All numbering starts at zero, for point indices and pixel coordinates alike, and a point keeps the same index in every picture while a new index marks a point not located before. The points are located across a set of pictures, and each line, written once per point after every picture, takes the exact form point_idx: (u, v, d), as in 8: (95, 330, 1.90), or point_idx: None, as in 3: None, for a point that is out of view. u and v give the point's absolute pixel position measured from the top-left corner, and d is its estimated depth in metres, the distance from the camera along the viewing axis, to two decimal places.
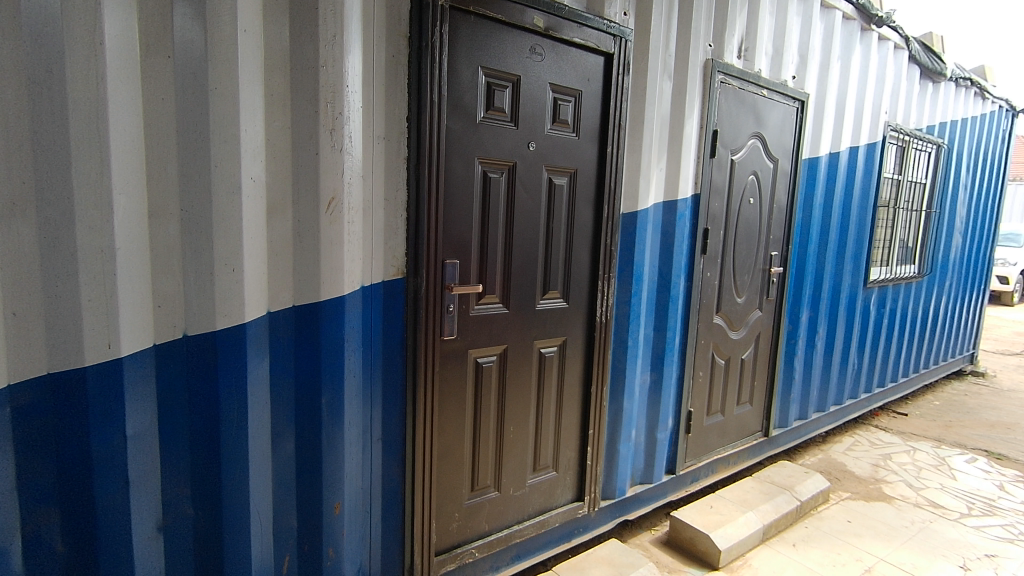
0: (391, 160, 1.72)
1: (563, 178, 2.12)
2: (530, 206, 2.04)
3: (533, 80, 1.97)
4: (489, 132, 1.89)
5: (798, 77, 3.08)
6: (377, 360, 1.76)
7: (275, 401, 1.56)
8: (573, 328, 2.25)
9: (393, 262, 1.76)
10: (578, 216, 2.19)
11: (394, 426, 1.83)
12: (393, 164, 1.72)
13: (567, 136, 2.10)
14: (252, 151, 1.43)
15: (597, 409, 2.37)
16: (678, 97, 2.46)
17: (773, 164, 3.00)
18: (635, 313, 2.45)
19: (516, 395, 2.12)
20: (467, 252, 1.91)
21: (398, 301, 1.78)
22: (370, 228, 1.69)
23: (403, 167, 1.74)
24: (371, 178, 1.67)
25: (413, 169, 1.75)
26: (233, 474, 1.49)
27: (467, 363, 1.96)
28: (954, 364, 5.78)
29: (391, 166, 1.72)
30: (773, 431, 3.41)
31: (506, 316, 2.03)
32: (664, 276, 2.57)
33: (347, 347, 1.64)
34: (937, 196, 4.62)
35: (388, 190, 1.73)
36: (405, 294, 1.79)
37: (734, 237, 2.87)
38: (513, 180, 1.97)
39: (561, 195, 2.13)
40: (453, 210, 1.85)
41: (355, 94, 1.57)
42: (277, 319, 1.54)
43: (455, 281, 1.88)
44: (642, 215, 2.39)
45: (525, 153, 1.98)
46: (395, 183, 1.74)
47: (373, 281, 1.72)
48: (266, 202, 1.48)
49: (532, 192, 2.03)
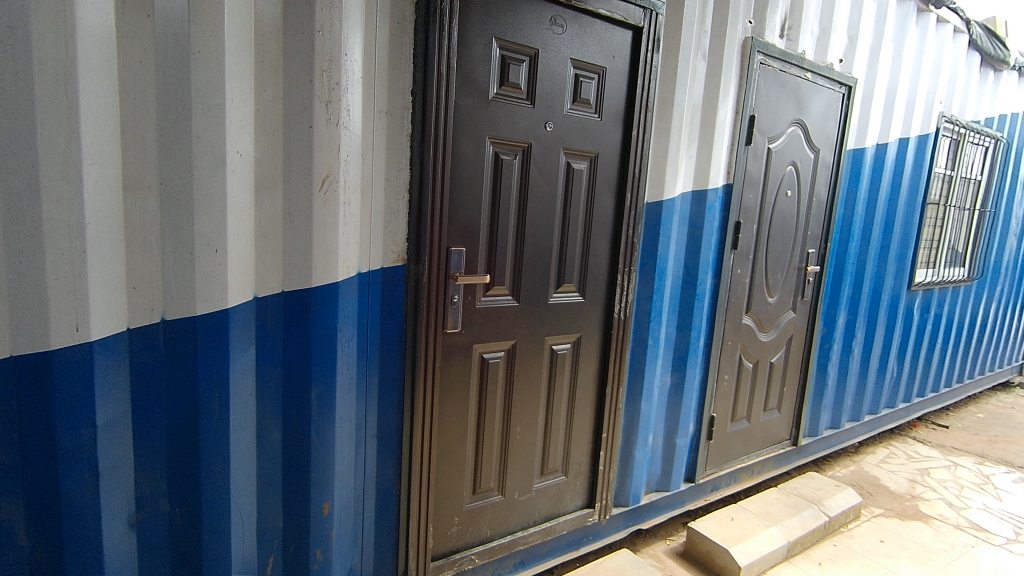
0: (391, 136, 1.58)
1: (583, 163, 1.97)
2: (545, 191, 1.89)
3: (553, 55, 1.82)
4: (502, 109, 1.74)
5: (846, 61, 2.84)
6: (373, 352, 1.64)
7: (261, 393, 1.47)
8: (588, 323, 2.10)
9: (393, 247, 1.63)
10: (599, 204, 2.03)
11: (391, 423, 1.72)
12: (396, 142, 1.59)
13: (588, 116, 1.94)
14: (239, 122, 1.32)
15: (612, 412, 2.23)
16: (712, 78, 2.26)
17: (814, 154, 2.78)
18: (657, 310, 2.28)
19: (524, 395, 1.98)
20: (476, 239, 1.77)
21: (397, 291, 1.66)
22: (367, 210, 1.56)
23: (407, 145, 1.61)
24: (369, 155, 1.54)
25: (417, 147, 1.61)
26: (213, 469, 1.40)
27: (471, 358, 1.83)
28: (1002, 374, 5.43)
29: (392, 145, 1.59)
30: (802, 440, 3.21)
31: (515, 311, 1.89)
32: (691, 272, 2.39)
33: (339, 337, 1.53)
34: (991, 194, 4.30)
35: (390, 170, 1.59)
36: (406, 282, 1.66)
37: (768, 233, 2.67)
38: (528, 163, 1.82)
39: (581, 182, 1.97)
40: (460, 193, 1.71)
41: (354, 63, 1.45)
42: (264, 304, 1.43)
43: (460, 270, 1.74)
44: (668, 205, 2.22)
45: (542, 133, 1.83)
46: (398, 161, 1.60)
47: (371, 266, 1.60)
48: (254, 179, 1.37)
49: (550, 179, 1.89)
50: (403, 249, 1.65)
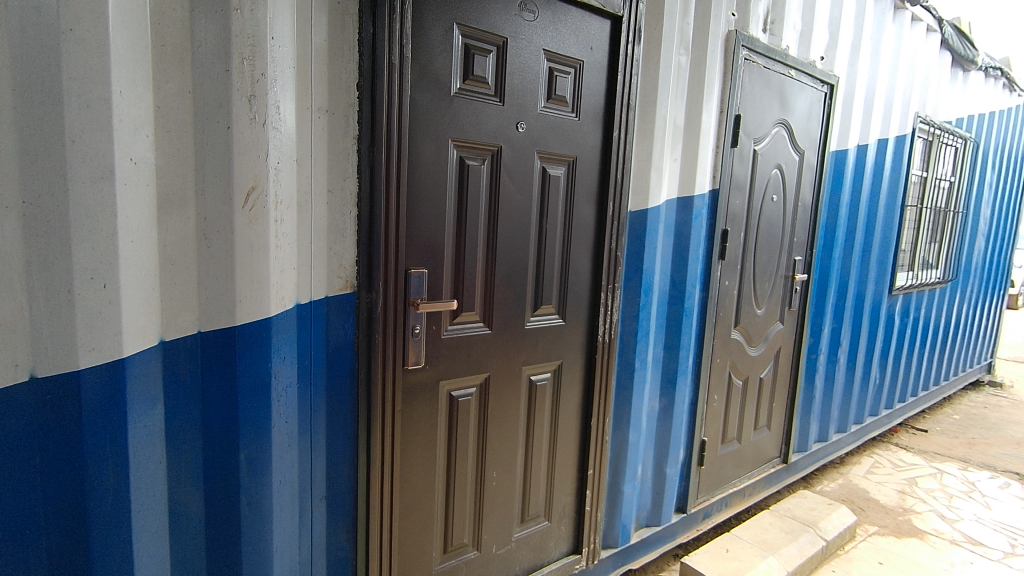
0: (334, 139, 1.30)
1: (560, 168, 1.73)
2: (519, 201, 1.64)
3: (525, 44, 1.58)
4: (467, 108, 1.49)
5: (828, 58, 2.70)
6: (319, 399, 1.36)
7: (173, 460, 1.17)
8: (570, 349, 1.87)
9: (339, 272, 1.35)
10: (578, 215, 1.80)
11: (344, 481, 1.44)
12: (340, 146, 1.31)
13: (565, 116, 1.72)
14: (132, 120, 1.03)
15: (598, 445, 2.00)
16: (696, 73, 2.07)
17: (799, 156, 2.62)
18: (644, 330, 2.06)
19: (500, 435, 1.73)
20: (440, 260, 1.51)
21: (345, 324, 1.38)
22: (305, 228, 1.29)
23: (353, 149, 1.33)
24: (306, 162, 1.26)
25: (366, 151, 1.33)
26: (109, 564, 1.08)
27: (438, 398, 1.56)
28: (972, 374, 5.44)
29: (335, 150, 1.31)
30: (792, 457, 3.05)
31: (487, 340, 1.64)
32: (678, 286, 2.18)
33: (274, 383, 1.26)
34: (962, 195, 4.26)
35: (333, 180, 1.31)
36: (357, 314, 1.39)
37: (755, 241, 2.49)
38: (498, 169, 1.58)
39: (559, 191, 1.74)
40: (420, 207, 1.44)
41: (283, 49, 1.18)
42: (174, 350, 1.15)
43: (422, 296, 1.47)
44: (652, 214, 2.00)
45: (513, 135, 1.59)
46: (343, 168, 1.32)
47: (312, 296, 1.32)
48: (156, 193, 1.08)
49: (524, 187, 1.65)
50: (353, 275, 1.37)
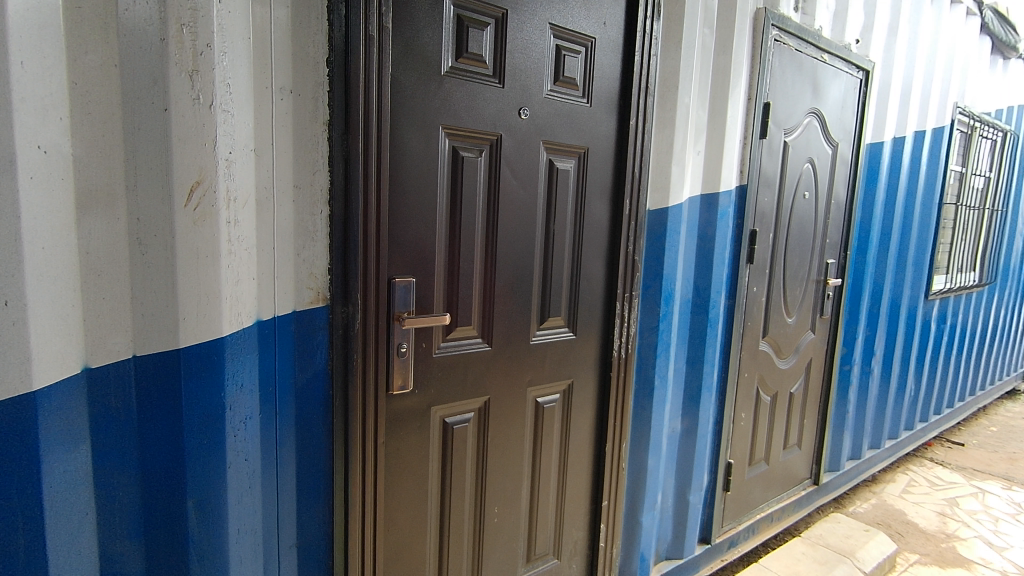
0: (299, 125, 1.09)
1: (570, 161, 1.52)
2: (523, 199, 1.43)
3: (528, 18, 1.37)
4: (461, 90, 1.29)
5: (863, 41, 2.46)
6: (287, 432, 1.15)
7: (104, 512, 0.97)
8: (581, 365, 1.66)
9: (309, 283, 1.14)
10: (590, 214, 1.59)
11: (318, 526, 1.23)
12: (307, 133, 1.11)
13: (574, 102, 1.51)
14: (40, 99, 0.81)
15: (613, 473, 1.78)
16: (721, 55, 1.85)
17: (832, 149, 2.39)
18: (664, 343, 1.84)
19: (502, 466, 1.52)
20: (430, 266, 1.30)
21: (317, 344, 1.16)
22: (266, 231, 1.08)
23: (324, 138, 1.12)
24: (265, 152, 1.06)
25: (339, 139, 1.13)
26: None
27: (429, 426, 1.35)
28: (1008, 382, 5.14)
29: (301, 138, 1.10)
30: (823, 478, 2.81)
31: (486, 358, 1.43)
32: (702, 293, 1.95)
33: (230, 417, 1.05)
34: (1000, 192, 3.99)
35: (301, 174, 1.11)
36: (331, 331, 1.17)
37: (786, 243, 2.26)
38: (497, 162, 1.37)
39: (568, 187, 1.53)
40: (405, 206, 1.24)
41: (232, 14, 0.97)
42: (102, 379, 0.94)
43: (409, 309, 1.26)
44: (674, 213, 1.77)
45: (515, 123, 1.39)
46: (313, 159, 1.12)
47: (276, 311, 1.11)
48: (74, 190, 0.88)
49: (529, 182, 1.44)
50: (326, 286, 1.16)
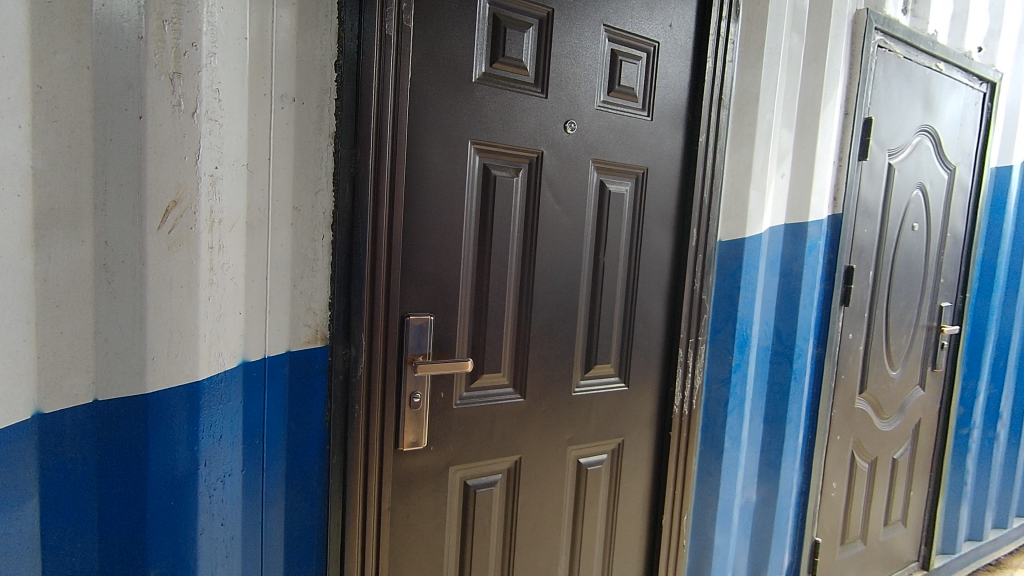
0: (300, 137, 0.95)
1: (626, 183, 1.31)
2: (568, 226, 1.23)
3: (578, 18, 1.18)
4: (495, 100, 1.11)
5: (988, 48, 2.09)
6: (275, 492, 0.99)
7: None
8: (633, 422, 1.41)
9: (307, 319, 0.99)
10: (650, 245, 1.36)
11: None
12: (310, 148, 0.96)
13: (632, 115, 1.30)
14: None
15: (672, 552, 1.50)
16: (810, 64, 1.58)
17: (948, 173, 2.03)
18: (737, 397, 1.56)
19: (535, 539, 1.29)
20: (452, 302, 1.12)
21: (313, 390, 1.00)
22: (257, 258, 0.94)
23: (329, 153, 0.98)
24: (259, 168, 0.92)
25: (346, 155, 0.98)
26: None
27: (447, 489, 1.16)
28: None
29: (303, 152, 0.96)
30: (935, 563, 2.35)
31: (518, 411, 1.22)
32: (785, 340, 1.65)
33: (204, 474, 0.89)
34: None
35: (301, 194, 0.96)
36: (329, 376, 1.01)
37: (889, 283, 1.91)
38: (537, 183, 1.18)
39: (623, 213, 1.31)
40: (424, 232, 1.07)
41: (225, 10, 0.84)
42: (57, 425, 0.79)
43: (424, 352, 1.09)
44: (751, 245, 1.50)
45: (560, 138, 1.20)
46: (316, 178, 0.97)
47: (265, 351, 0.96)
48: (32, 210, 0.74)
49: (575, 207, 1.23)
50: (327, 323, 1.00)
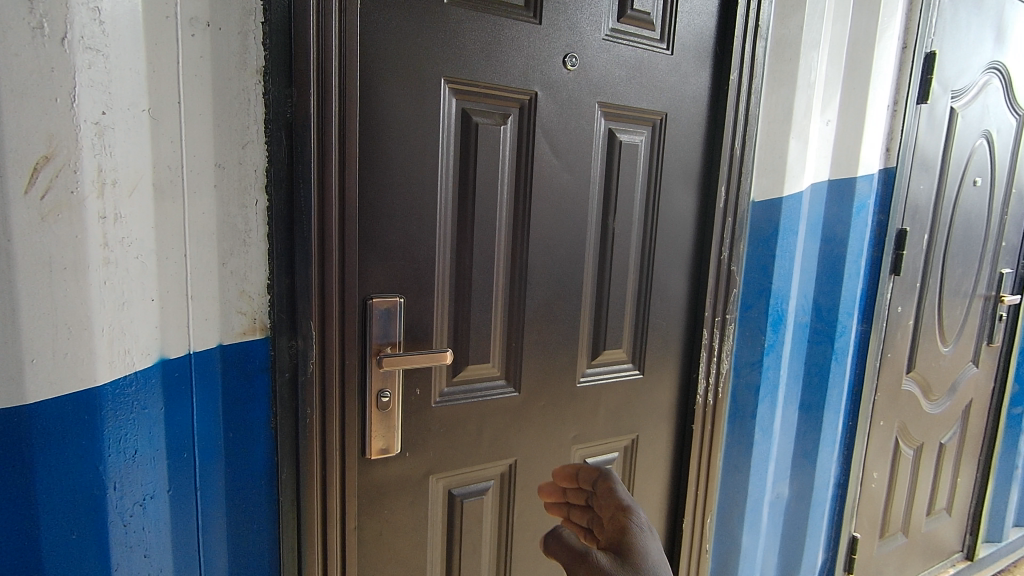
0: (220, 72, 0.73)
1: (642, 132, 1.08)
2: (570, 186, 1.02)
3: None
4: (476, 28, 0.89)
5: None
6: (214, 514, 0.82)
7: None
8: (649, 414, 1.22)
9: (241, 306, 0.80)
10: (669, 209, 1.14)
11: None
12: (232, 88, 0.74)
13: (647, 48, 1.06)
14: None
15: (695, 558, 1.32)
16: None
17: (1018, 118, 1.75)
18: (768, 383, 1.36)
19: (535, 551, 1.12)
20: (427, 281, 0.92)
21: (254, 391, 0.83)
22: (171, 230, 0.73)
23: (258, 95, 0.77)
24: (165, 113, 0.70)
25: (280, 98, 0.77)
26: None
27: (427, 500, 0.98)
28: None
29: (223, 93, 0.74)
30: (982, 553, 2.16)
31: (511, 408, 1.03)
32: (825, 316, 1.43)
33: (117, 500, 0.72)
34: None
35: (224, 147, 0.75)
36: (272, 374, 0.83)
37: (946, 247, 1.67)
38: (530, 133, 0.96)
39: (638, 168, 1.09)
40: (388, 195, 0.86)
41: None
42: None
43: (391, 342, 0.89)
44: (790, 205, 1.27)
45: (558, 77, 0.97)
46: (242, 126, 0.76)
47: (189, 347, 0.77)
48: None
49: (578, 161, 1.02)
50: (266, 309, 0.81)
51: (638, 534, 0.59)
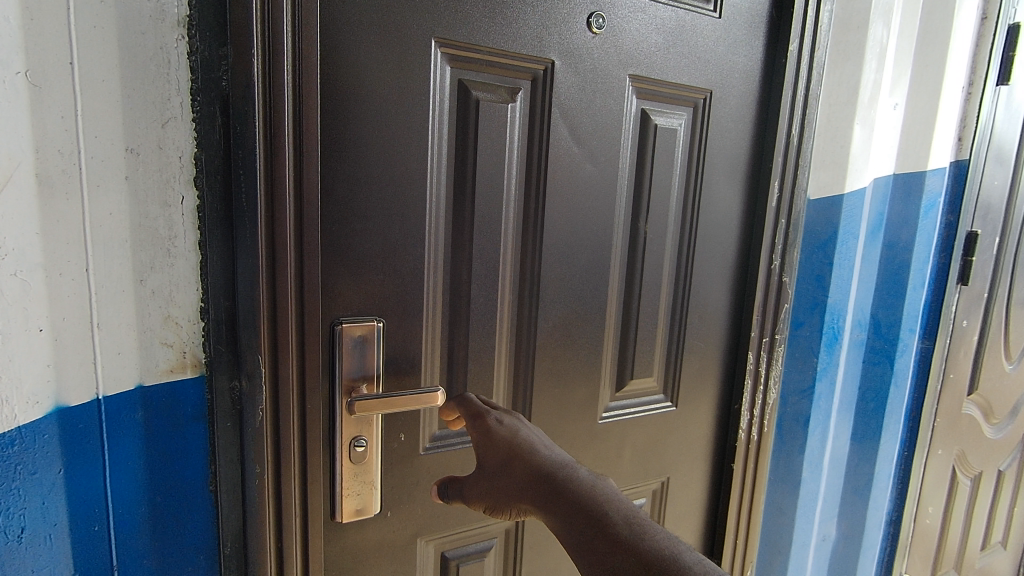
0: (128, 22, 0.54)
1: (682, 114, 0.89)
2: (594, 182, 0.82)
3: None
4: None
5: None
6: None
7: None
8: (682, 452, 1.03)
9: (166, 338, 0.61)
10: (712, 209, 0.94)
11: None
12: (147, 44, 0.55)
13: (691, 10, 0.86)
14: None
15: None
16: None
17: None
18: (820, 414, 1.15)
19: None
20: (413, 300, 0.73)
21: (188, 443, 0.64)
22: (64, 236, 0.53)
23: (184, 54, 0.56)
24: (50, 76, 0.50)
25: (213, 59, 0.57)
26: None
27: (414, 567, 0.80)
28: None
29: (134, 51, 0.54)
30: None
31: None
32: (882, 332, 1.22)
33: None
34: None
35: (137, 124, 0.56)
36: (209, 422, 0.64)
37: (1017, 252, 1.46)
38: (546, 113, 0.77)
39: (676, 158, 0.89)
40: (362, 192, 0.67)
41: None
42: None
43: (366, 378, 0.71)
44: (851, 204, 1.05)
45: (582, 43, 0.78)
46: (162, 96, 0.56)
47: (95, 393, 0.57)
48: None
49: (604, 150, 0.82)
50: (200, 340, 0.62)
51: (489, 430, 0.67)
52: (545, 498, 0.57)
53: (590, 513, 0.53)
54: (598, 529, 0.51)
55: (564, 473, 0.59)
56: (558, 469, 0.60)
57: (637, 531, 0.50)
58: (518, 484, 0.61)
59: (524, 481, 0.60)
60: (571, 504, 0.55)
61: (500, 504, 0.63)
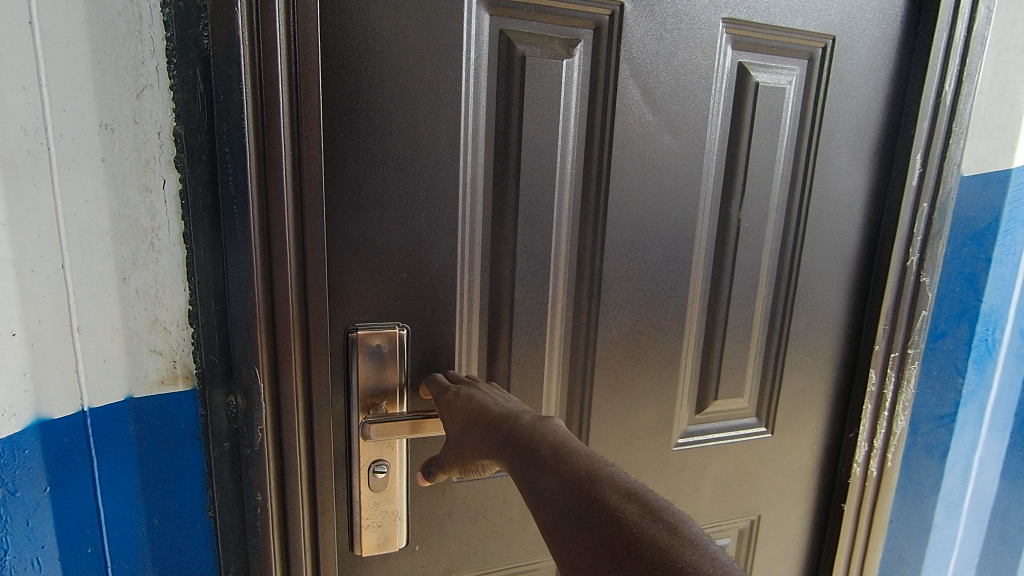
0: None
1: (793, 70, 0.70)
2: (674, 158, 0.66)
3: None
4: None
5: None
6: None
7: None
8: (778, 487, 0.86)
9: (153, 344, 0.53)
10: (829, 192, 0.75)
11: None
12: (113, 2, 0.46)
13: None
14: None
15: None
16: None
17: None
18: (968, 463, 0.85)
19: None
20: (444, 303, 0.61)
21: (184, 461, 0.56)
22: (35, 229, 0.44)
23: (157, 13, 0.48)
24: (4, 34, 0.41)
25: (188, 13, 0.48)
26: None
27: None
28: None
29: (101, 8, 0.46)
30: None
31: None
32: None
33: None
34: None
35: (109, 95, 0.47)
36: (203, 439, 0.56)
37: None
38: (614, 71, 0.61)
39: (783, 126, 0.70)
40: (379, 173, 0.55)
41: None
42: None
43: (385, 394, 0.60)
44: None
45: None
46: (134, 63, 0.48)
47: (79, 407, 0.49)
48: None
49: (688, 116, 0.65)
50: (191, 348, 0.54)
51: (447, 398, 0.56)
52: (485, 446, 0.48)
53: (523, 449, 0.44)
54: (530, 464, 0.43)
55: (508, 415, 0.49)
56: (500, 412, 0.50)
57: (564, 456, 0.42)
58: (465, 439, 0.51)
59: (466, 432, 0.51)
60: (511, 446, 0.46)
61: (453, 467, 0.53)
